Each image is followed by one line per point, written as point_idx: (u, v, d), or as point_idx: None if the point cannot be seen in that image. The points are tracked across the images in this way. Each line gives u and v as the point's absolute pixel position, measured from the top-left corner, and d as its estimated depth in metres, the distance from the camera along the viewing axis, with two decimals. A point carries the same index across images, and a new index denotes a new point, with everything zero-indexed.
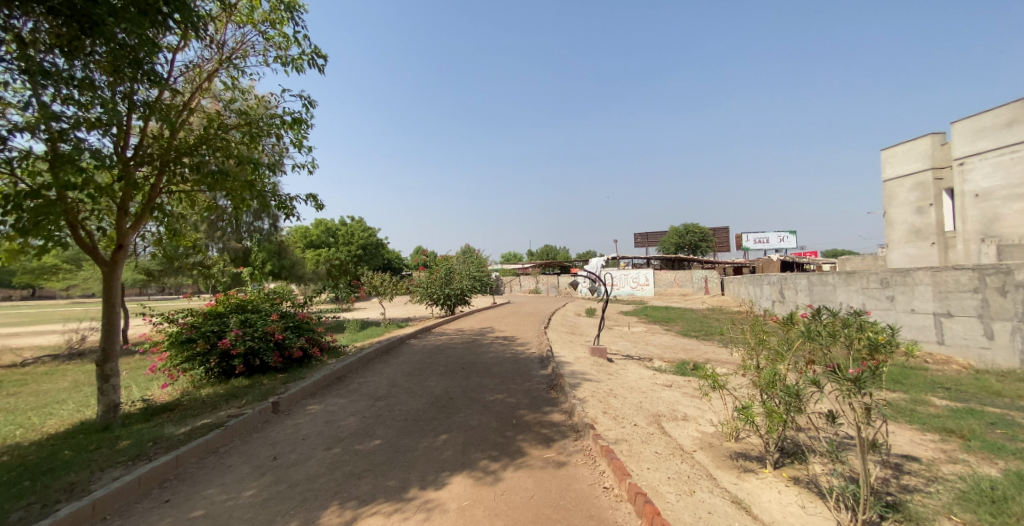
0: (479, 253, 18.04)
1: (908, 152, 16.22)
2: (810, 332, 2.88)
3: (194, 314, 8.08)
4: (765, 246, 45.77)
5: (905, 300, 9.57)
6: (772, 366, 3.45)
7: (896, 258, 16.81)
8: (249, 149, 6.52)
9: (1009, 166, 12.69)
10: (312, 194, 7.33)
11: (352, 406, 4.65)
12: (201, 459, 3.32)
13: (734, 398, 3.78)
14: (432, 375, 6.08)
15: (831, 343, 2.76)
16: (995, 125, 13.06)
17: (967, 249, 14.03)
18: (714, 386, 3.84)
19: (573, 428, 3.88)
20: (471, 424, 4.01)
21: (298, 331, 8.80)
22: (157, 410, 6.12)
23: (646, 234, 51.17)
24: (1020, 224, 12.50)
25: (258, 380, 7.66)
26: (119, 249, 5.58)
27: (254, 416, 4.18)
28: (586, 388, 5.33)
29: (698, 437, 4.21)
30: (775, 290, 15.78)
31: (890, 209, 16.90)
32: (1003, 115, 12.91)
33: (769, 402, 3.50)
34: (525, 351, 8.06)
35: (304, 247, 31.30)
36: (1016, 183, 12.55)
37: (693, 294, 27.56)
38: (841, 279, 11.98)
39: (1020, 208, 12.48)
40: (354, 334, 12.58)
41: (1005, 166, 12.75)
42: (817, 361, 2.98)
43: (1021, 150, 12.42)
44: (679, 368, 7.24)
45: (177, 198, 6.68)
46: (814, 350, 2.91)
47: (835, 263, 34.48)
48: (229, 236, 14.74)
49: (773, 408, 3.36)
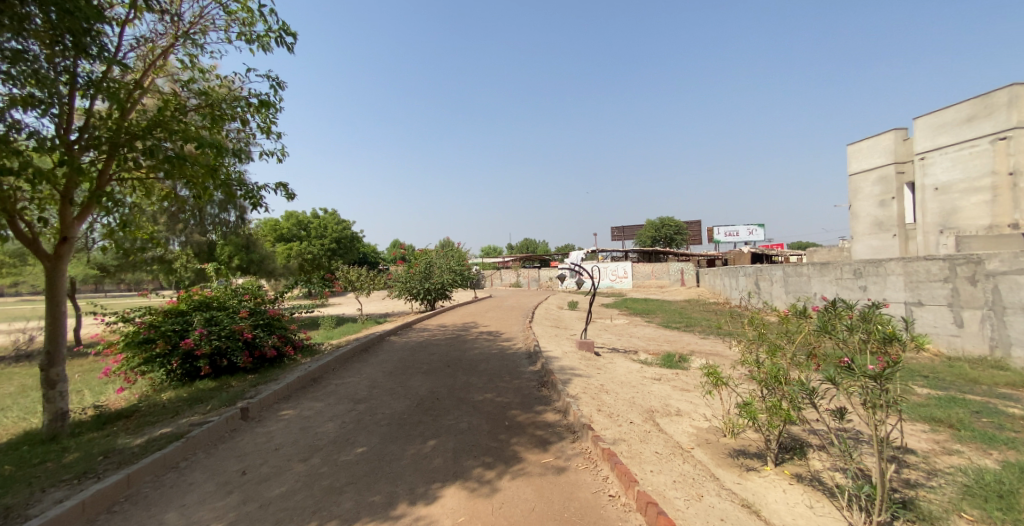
0: (457, 246, 17.75)
1: (872, 146, 16.78)
2: (822, 325, 2.76)
3: (153, 312, 7.48)
4: (737, 239, 47.01)
5: (878, 289, 9.88)
6: (774, 360, 3.35)
7: (860, 250, 17.40)
8: (211, 133, 6.01)
9: (967, 161, 13.24)
10: (282, 183, 6.90)
11: (330, 410, 4.33)
12: (158, 476, 2.93)
13: (734, 393, 3.66)
14: (415, 374, 5.79)
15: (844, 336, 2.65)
16: (956, 120, 13.57)
17: (926, 240, 14.57)
18: (714, 381, 3.72)
19: (569, 429, 3.69)
20: (461, 427, 3.76)
21: (269, 329, 8.33)
22: (112, 417, 5.60)
23: (622, 227, 51.71)
24: (976, 216, 13.12)
25: (225, 382, 7.18)
26: (62, 242, 5.00)
27: (219, 424, 3.80)
28: (577, 385, 5.16)
29: (694, 433, 4.11)
30: (751, 281, 16.12)
31: (856, 202, 17.48)
32: (963, 111, 13.41)
33: (770, 398, 3.40)
34: (511, 346, 7.85)
35: (275, 241, 30.10)
36: (973, 177, 13.12)
37: (670, 286, 27.99)
38: (814, 269, 12.26)
39: (977, 201, 13.10)
40: (329, 331, 12.08)
41: (965, 160, 13.29)
42: (829, 354, 2.86)
43: (979, 145, 12.94)
44: (666, 360, 7.19)
45: (129, 185, 6.07)
46: (830, 343, 2.78)
47: (803, 254, 35.73)
48: (192, 229, 13.61)
49: (775, 404, 3.25)
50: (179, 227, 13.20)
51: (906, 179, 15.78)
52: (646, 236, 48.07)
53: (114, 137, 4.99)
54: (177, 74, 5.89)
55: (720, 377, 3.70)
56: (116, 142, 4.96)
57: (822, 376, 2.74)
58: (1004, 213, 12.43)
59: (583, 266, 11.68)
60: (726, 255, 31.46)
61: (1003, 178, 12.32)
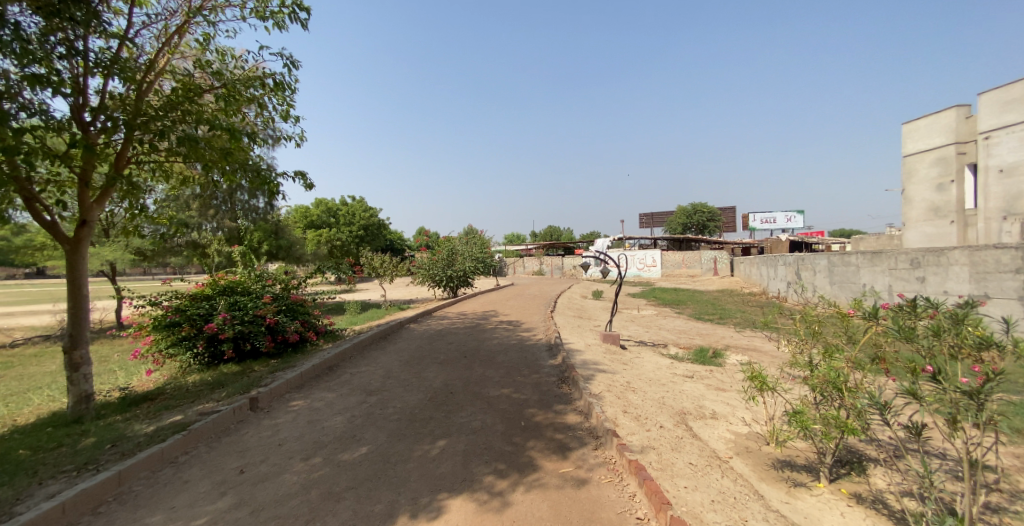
0: (481, 234, 17.44)
1: (931, 125, 15.28)
2: (892, 329, 2.27)
3: (179, 297, 7.53)
4: (774, 226, 44.70)
5: (938, 281, 8.97)
6: (832, 364, 2.89)
7: (912, 237, 15.99)
8: (226, 116, 5.91)
9: None
10: (300, 170, 6.80)
11: (341, 402, 4.16)
12: (154, 473, 2.81)
13: (784, 400, 3.20)
14: (431, 365, 5.58)
15: (925, 341, 2.17)
16: None
17: (987, 227, 13.19)
18: (757, 384, 3.24)
19: (591, 433, 3.35)
20: (474, 426, 3.49)
21: (292, 314, 8.37)
22: (137, 399, 5.67)
23: (651, 214, 50.06)
24: None
25: (248, 366, 7.20)
26: (82, 226, 5.00)
27: (226, 415, 3.68)
28: (601, 382, 4.81)
29: (731, 439, 3.70)
30: (791, 271, 15.12)
31: (909, 186, 16.04)
32: None
33: (828, 408, 2.94)
34: (531, 338, 7.54)
35: (305, 227, 30.77)
36: None
37: (701, 275, 26.88)
38: (864, 259, 11.28)
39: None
40: (353, 317, 12.13)
41: None
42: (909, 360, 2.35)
43: None
44: (698, 356, 6.72)
45: (147, 169, 6.05)
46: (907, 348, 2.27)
47: (849, 242, 33.56)
48: (222, 213, 14.02)
49: (836, 416, 2.79)
50: (210, 211, 13.69)
51: (967, 160, 14.27)
52: (677, 223, 46.58)
53: (130, 119, 4.93)
54: (193, 55, 5.79)
55: (764, 380, 3.20)
56: (131, 123, 4.90)
57: (898, 386, 2.28)
58: None
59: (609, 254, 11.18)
60: (761, 243, 29.88)
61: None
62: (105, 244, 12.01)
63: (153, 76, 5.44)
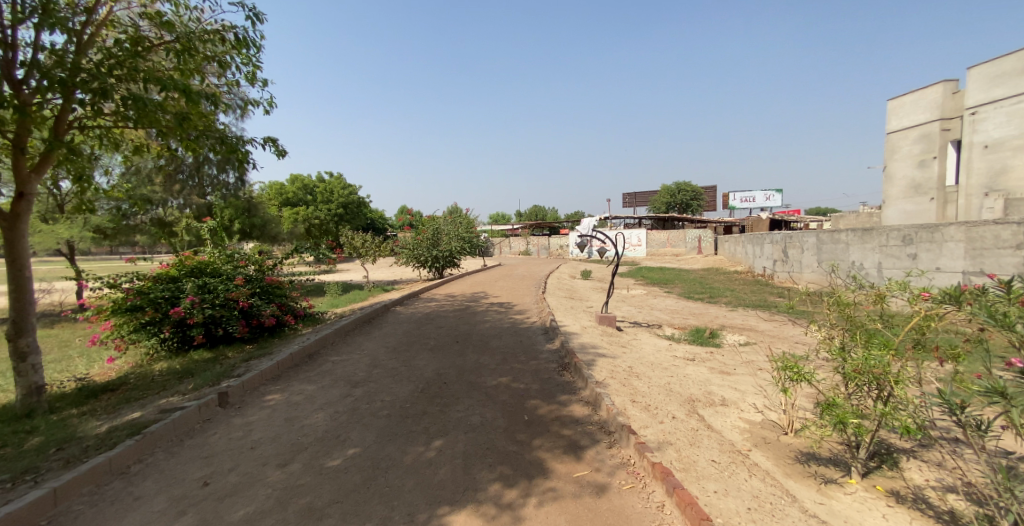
0: (466, 213, 16.92)
1: (917, 101, 15.24)
2: (982, 315, 1.96)
3: (142, 278, 6.86)
4: (754, 205, 45.34)
5: (930, 257, 9.03)
6: (876, 355, 2.62)
7: (891, 215, 16.20)
8: (184, 76, 5.25)
9: None
10: (270, 137, 6.21)
11: (323, 396, 3.76)
12: (101, 486, 2.35)
13: (817, 392, 2.92)
14: (421, 351, 5.21)
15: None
16: (1016, 70, 12.10)
17: (967, 204, 13.42)
18: (791, 376, 2.98)
19: (602, 428, 3.06)
20: (472, 422, 3.16)
21: (268, 297, 7.82)
22: (96, 391, 5.03)
23: (634, 193, 49.99)
24: None
25: (221, 353, 6.65)
26: (18, 199, 4.27)
27: (191, 413, 3.22)
28: (603, 368, 4.53)
29: (747, 428, 3.47)
30: (778, 249, 15.13)
31: (891, 163, 16.12)
32: None
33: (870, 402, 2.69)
34: (525, 320, 7.22)
35: (281, 205, 29.54)
36: None
37: (686, 253, 26.99)
38: (855, 236, 11.24)
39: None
40: (335, 299, 11.60)
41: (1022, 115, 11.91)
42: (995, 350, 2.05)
43: None
44: (696, 337, 6.57)
45: (94, 134, 5.30)
46: (996, 338, 1.95)
47: (828, 218, 34.33)
48: (190, 189, 12.98)
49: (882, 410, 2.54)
50: (176, 187, 12.61)
51: (951, 136, 14.31)
52: (661, 202, 46.76)
53: (69, 77, 4.22)
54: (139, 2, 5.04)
55: (799, 371, 2.95)
56: (70, 82, 4.19)
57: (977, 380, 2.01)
58: None
59: (600, 233, 10.88)
60: (743, 222, 30.20)
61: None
62: (58, 221, 10.97)
63: (93, 27, 4.70)
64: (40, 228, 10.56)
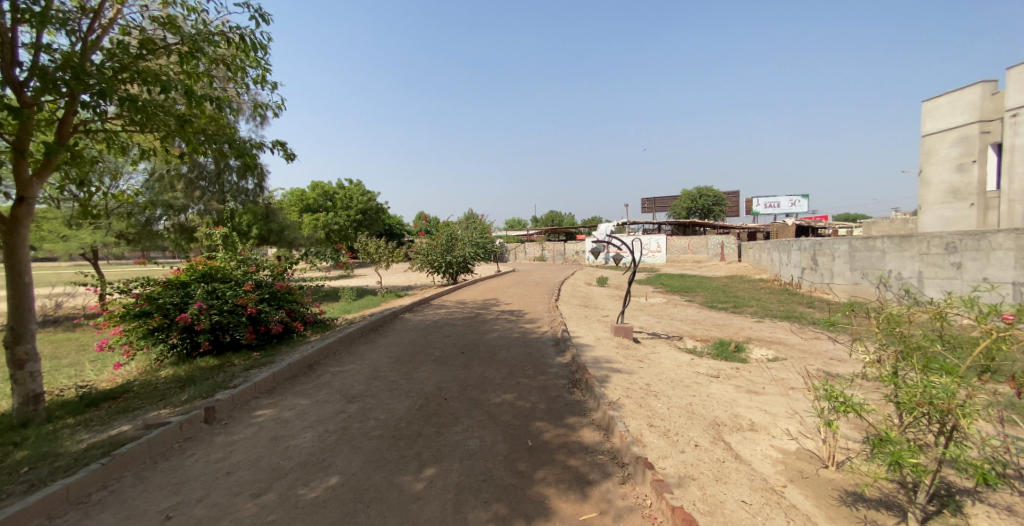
0: (482, 219, 16.72)
1: (953, 102, 14.35)
2: None
3: (153, 284, 6.84)
4: (779, 211, 43.90)
5: (976, 267, 8.33)
6: (944, 384, 2.16)
7: (928, 222, 15.22)
8: (191, 80, 5.21)
9: None
10: (279, 141, 6.14)
11: (315, 412, 3.53)
12: (55, 517, 2.14)
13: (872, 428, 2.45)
14: (424, 363, 4.96)
15: None
16: None
17: (1010, 210, 12.49)
18: (836, 406, 2.41)
19: (614, 459, 2.72)
20: (470, 447, 2.87)
21: (277, 302, 7.72)
22: (97, 398, 4.93)
23: (654, 198, 49.13)
24: None
25: (228, 360, 6.52)
26: (18, 203, 4.23)
27: (170, 432, 3.02)
28: (617, 385, 4.18)
29: (781, 459, 3.07)
30: (807, 257, 14.40)
31: (927, 167, 15.18)
32: None
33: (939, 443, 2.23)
34: (536, 330, 6.89)
35: (301, 211, 30.08)
36: None
37: (708, 260, 26.16)
38: (891, 243, 10.53)
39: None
40: (348, 304, 11.52)
41: None
42: None
43: None
44: (720, 351, 6.12)
45: (100, 138, 5.27)
46: None
47: (857, 224, 32.79)
48: (210, 195, 13.05)
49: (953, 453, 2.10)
50: (196, 193, 12.70)
51: (991, 139, 13.41)
52: (682, 207, 45.85)
53: (69, 78, 4.18)
54: (144, 3, 5.03)
55: (847, 400, 2.37)
56: (72, 84, 4.15)
57: None
58: None
59: (617, 239, 10.47)
60: (767, 228, 29.16)
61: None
62: (84, 228, 11.21)
63: (99, 29, 4.71)
64: (65, 233, 10.80)
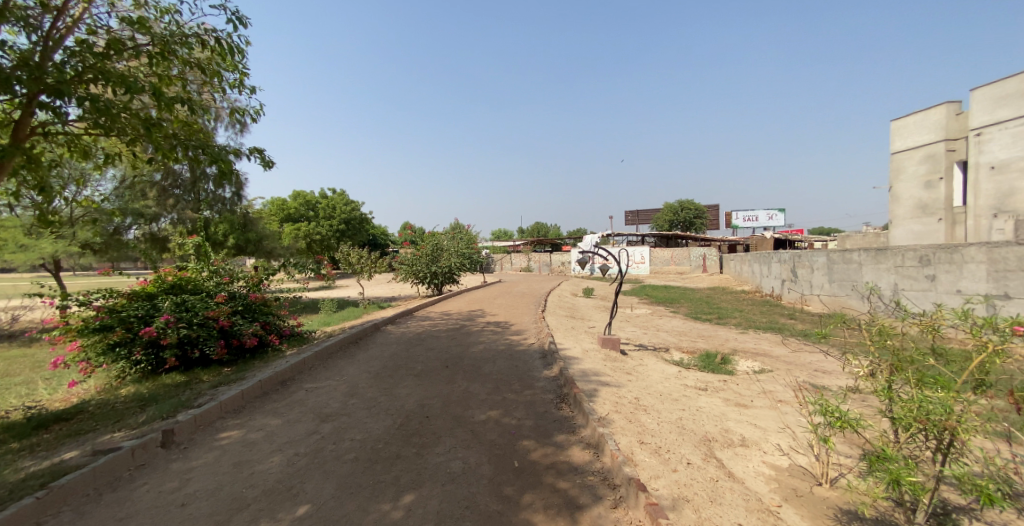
0: (468, 229, 16.58)
1: (920, 122, 14.96)
2: None
3: (116, 296, 6.44)
4: (757, 224, 45.02)
5: (950, 280, 8.56)
6: (944, 400, 2.06)
7: (899, 235, 15.73)
8: (162, 82, 5.00)
9: None
10: (256, 147, 5.92)
11: (285, 433, 3.30)
12: None
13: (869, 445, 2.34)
14: (406, 378, 4.75)
15: None
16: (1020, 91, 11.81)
17: (976, 225, 12.98)
18: (832, 421, 2.27)
19: (605, 480, 2.58)
20: (452, 470, 2.69)
21: (251, 315, 7.39)
22: (48, 420, 4.55)
23: (637, 211, 49.86)
24: None
25: (196, 376, 6.16)
26: None
27: (121, 459, 2.76)
28: (606, 400, 4.05)
29: (775, 476, 2.96)
30: (787, 269, 14.66)
31: (897, 183, 15.74)
32: None
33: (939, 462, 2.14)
34: (522, 342, 6.74)
35: (282, 221, 29.41)
36: None
37: (691, 272, 26.50)
38: (867, 256, 10.78)
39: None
40: (328, 316, 11.16)
41: None
42: None
43: None
44: (707, 363, 6.06)
45: (62, 142, 4.98)
46: None
47: (832, 238, 33.79)
48: (184, 204, 12.54)
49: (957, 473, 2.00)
50: (170, 201, 12.18)
51: (956, 157, 13.99)
52: (664, 220, 46.63)
53: (27, 77, 3.93)
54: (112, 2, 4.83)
55: (844, 416, 2.24)
56: (29, 83, 3.90)
57: None
58: None
59: (603, 250, 10.44)
60: (747, 241, 29.78)
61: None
62: (45, 237, 10.64)
63: (63, 27, 4.48)
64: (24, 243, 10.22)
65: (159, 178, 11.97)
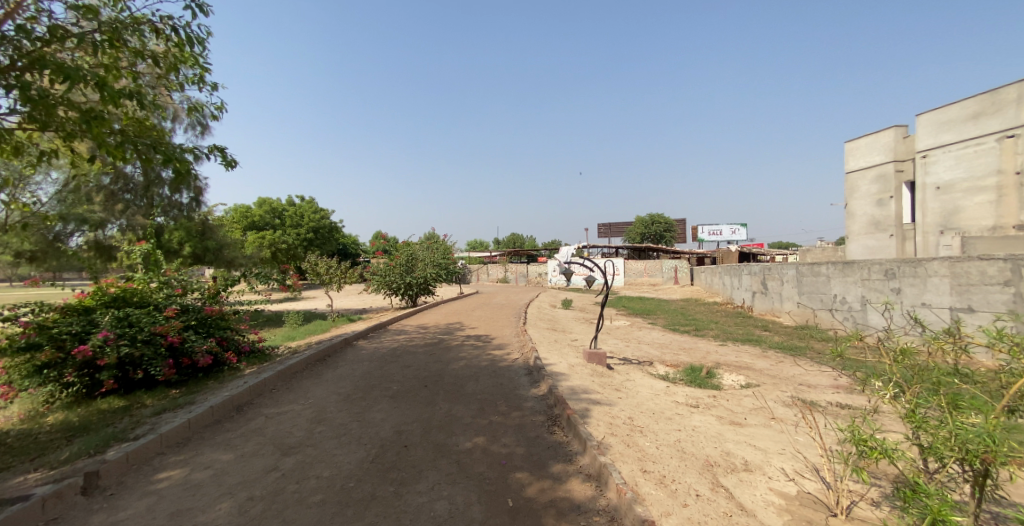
0: (443, 239, 16.17)
1: (871, 143, 15.77)
2: None
3: (47, 310, 5.65)
4: (722, 238, 46.58)
5: (914, 293, 8.87)
6: (987, 428, 1.89)
7: (856, 250, 16.46)
8: (109, 73, 4.45)
9: (972, 159, 12.28)
10: (218, 147, 5.42)
11: (237, 471, 2.82)
12: None
13: (904, 477, 2.13)
14: (381, 400, 4.33)
15: None
16: (960, 117, 12.59)
17: (925, 241, 13.71)
18: (866, 453, 2.07)
19: (613, 521, 2.28)
20: (437, 513, 2.32)
21: (205, 331, 6.74)
22: None
23: (610, 224, 50.67)
24: (979, 217, 12.27)
25: (139, 400, 5.46)
26: None
27: (23, 513, 2.22)
28: (599, 421, 3.78)
29: (787, 505, 2.75)
30: (757, 281, 14.99)
31: (851, 201, 16.52)
32: (969, 107, 12.42)
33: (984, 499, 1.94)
34: (505, 358, 6.40)
35: (245, 229, 28.02)
36: (978, 176, 12.19)
37: (663, 284, 26.94)
38: (835, 269, 11.09)
39: (980, 201, 12.22)
40: (293, 330, 10.43)
41: (969, 158, 12.34)
42: None
43: (986, 143, 11.96)
44: (693, 378, 5.91)
45: None
46: None
47: (792, 252, 35.27)
48: (135, 209, 11.63)
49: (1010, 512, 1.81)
50: (118, 206, 11.24)
51: (905, 177, 14.82)
52: (635, 233, 47.62)
53: None
54: None
55: (880, 446, 2.04)
56: None
57: None
58: (1009, 214, 11.56)
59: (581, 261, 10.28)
60: (715, 253, 30.65)
61: (1009, 177, 11.46)
62: None
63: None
64: None
65: (107, 183, 11.26)
